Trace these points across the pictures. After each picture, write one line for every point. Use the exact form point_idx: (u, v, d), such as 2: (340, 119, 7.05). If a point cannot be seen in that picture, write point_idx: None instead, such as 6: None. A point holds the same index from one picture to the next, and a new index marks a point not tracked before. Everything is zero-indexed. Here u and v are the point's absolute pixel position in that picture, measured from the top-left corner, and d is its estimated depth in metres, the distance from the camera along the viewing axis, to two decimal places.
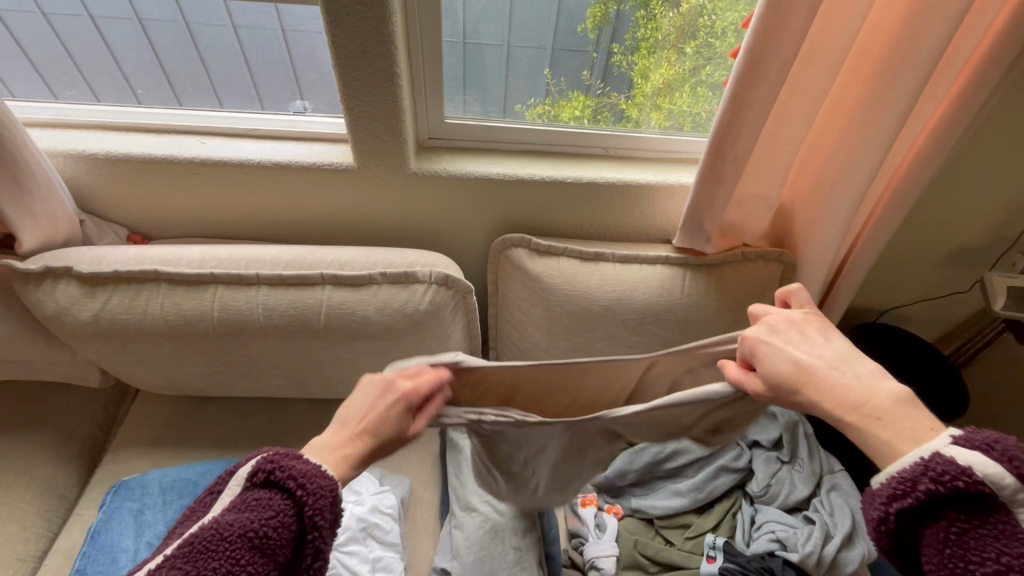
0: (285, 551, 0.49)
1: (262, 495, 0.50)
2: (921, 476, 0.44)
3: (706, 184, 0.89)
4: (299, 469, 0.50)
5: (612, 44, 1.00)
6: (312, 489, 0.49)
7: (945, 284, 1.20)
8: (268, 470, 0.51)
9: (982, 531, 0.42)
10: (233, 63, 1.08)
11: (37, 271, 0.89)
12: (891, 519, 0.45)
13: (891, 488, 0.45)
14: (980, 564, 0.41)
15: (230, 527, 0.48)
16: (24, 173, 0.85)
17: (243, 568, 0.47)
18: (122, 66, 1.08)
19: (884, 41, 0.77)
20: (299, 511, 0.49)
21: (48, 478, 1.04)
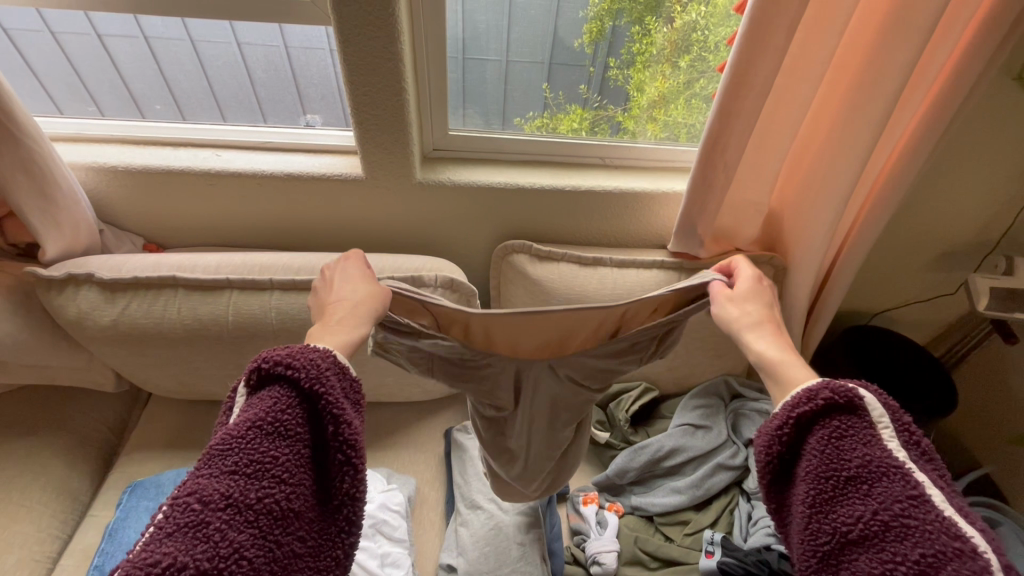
0: (305, 428, 0.45)
1: (260, 394, 0.46)
2: (822, 388, 0.46)
3: (697, 191, 0.93)
4: (284, 355, 0.47)
5: (609, 59, 1.05)
6: (303, 364, 0.46)
7: (932, 286, 1.24)
8: (255, 368, 0.47)
9: (855, 436, 0.44)
10: (239, 80, 1.13)
11: (61, 278, 0.93)
12: (787, 424, 0.47)
13: (796, 398, 0.47)
14: (852, 461, 0.43)
15: (238, 425, 0.44)
16: (50, 184, 0.89)
17: (265, 452, 0.43)
18: (130, 83, 1.13)
19: (862, 54, 0.82)
20: (302, 391, 0.45)
21: (64, 480, 1.06)
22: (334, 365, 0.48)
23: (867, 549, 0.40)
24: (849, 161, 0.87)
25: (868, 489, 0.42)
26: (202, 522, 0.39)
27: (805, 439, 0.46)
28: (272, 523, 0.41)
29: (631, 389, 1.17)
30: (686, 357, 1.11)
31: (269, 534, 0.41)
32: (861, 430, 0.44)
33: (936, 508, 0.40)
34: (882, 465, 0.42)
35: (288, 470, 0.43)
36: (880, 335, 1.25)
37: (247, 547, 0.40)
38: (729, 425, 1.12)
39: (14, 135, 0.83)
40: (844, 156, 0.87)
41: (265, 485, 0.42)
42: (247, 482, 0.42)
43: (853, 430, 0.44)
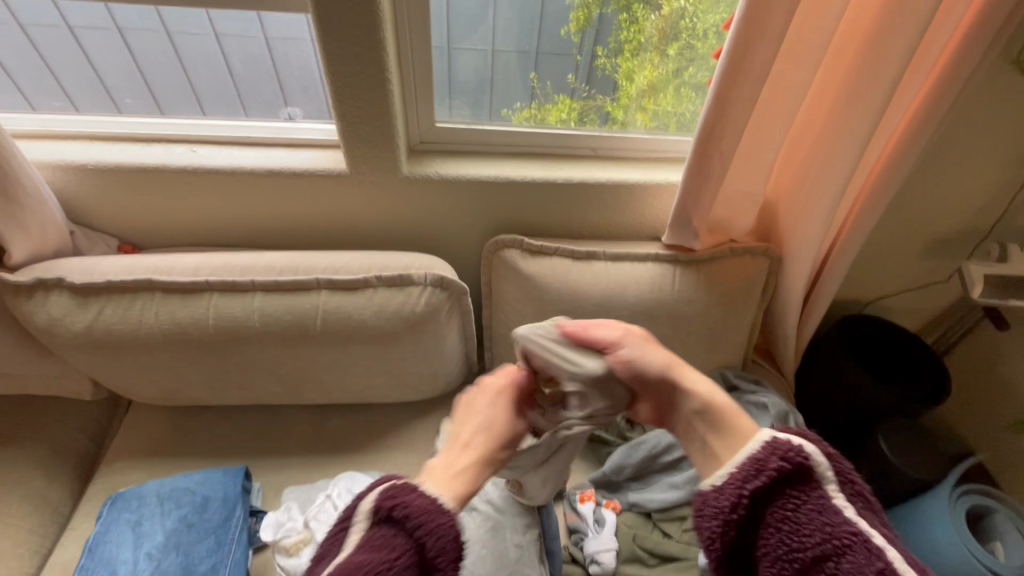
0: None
1: (381, 531, 0.52)
2: (772, 453, 0.55)
3: (693, 182, 0.91)
4: (418, 505, 0.53)
5: (596, 47, 1.02)
6: (431, 527, 0.51)
7: (925, 274, 1.24)
8: (380, 504, 0.53)
9: (807, 506, 0.53)
10: (217, 70, 1.08)
11: (27, 283, 0.89)
12: (740, 505, 0.54)
13: (747, 470, 0.55)
14: (812, 535, 0.51)
15: (360, 564, 0.49)
16: (13, 185, 0.84)
17: None
18: (103, 75, 1.07)
19: (860, 41, 0.80)
20: (422, 552, 0.50)
21: (41, 493, 1.02)
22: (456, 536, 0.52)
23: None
24: (847, 150, 0.85)
25: (835, 563, 0.50)
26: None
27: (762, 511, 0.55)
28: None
29: None
30: (681, 351, 1.10)
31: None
32: (813, 499, 0.53)
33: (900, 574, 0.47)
34: (840, 535, 0.51)
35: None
36: (875, 323, 1.24)
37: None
38: None
39: None
40: (841, 144, 0.86)
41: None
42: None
43: (806, 498, 0.53)
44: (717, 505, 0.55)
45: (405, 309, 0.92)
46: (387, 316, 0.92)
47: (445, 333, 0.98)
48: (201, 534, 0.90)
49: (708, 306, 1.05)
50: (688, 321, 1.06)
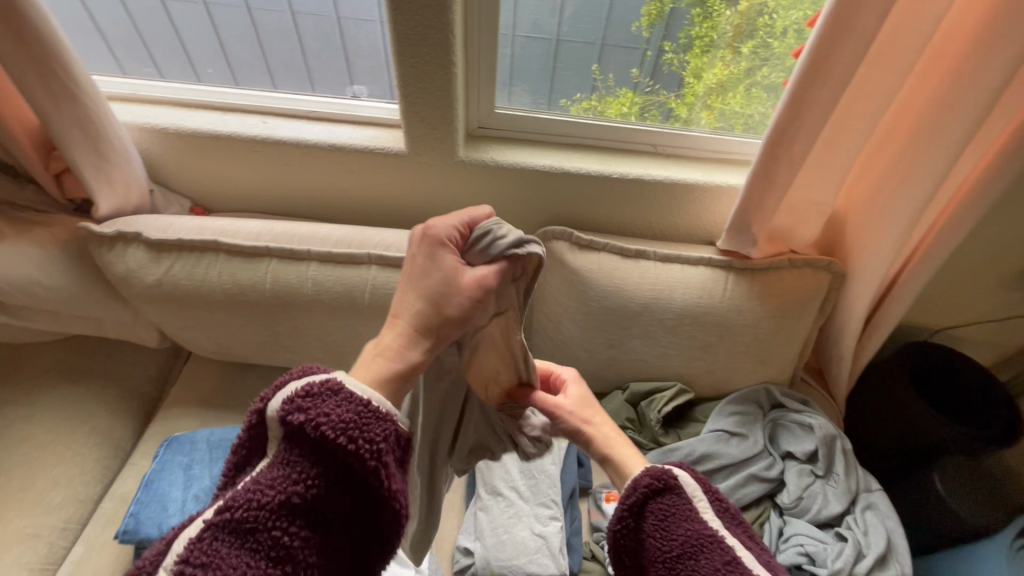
0: (339, 504, 0.42)
1: (294, 452, 0.42)
2: (643, 475, 0.54)
3: (757, 186, 0.87)
4: (337, 415, 0.42)
5: (665, 42, 0.99)
6: (362, 442, 0.42)
7: (1005, 305, 1.14)
8: (295, 423, 0.42)
9: (675, 513, 0.52)
10: (290, 48, 1.12)
11: (111, 235, 0.96)
12: (621, 521, 0.54)
13: (626, 492, 0.55)
14: (675, 541, 0.50)
15: (267, 490, 0.41)
16: (103, 142, 0.91)
17: (291, 534, 0.40)
18: (188, 47, 1.13)
19: (962, 44, 0.73)
20: (346, 469, 0.43)
21: (107, 428, 1.11)
22: (390, 445, 0.44)
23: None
24: (935, 162, 0.79)
25: (694, 564, 0.48)
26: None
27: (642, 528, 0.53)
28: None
29: (665, 389, 1.09)
30: (725, 361, 1.06)
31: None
32: (680, 507, 0.52)
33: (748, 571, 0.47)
34: (698, 539, 0.49)
35: (312, 546, 0.41)
36: (944, 355, 1.15)
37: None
38: (767, 435, 1.05)
39: (71, 90, 0.85)
40: (928, 155, 0.80)
41: (285, 559, 0.40)
42: (268, 551, 0.40)
43: (672, 509, 0.52)
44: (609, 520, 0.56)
45: None
46: None
47: None
48: None
49: (759, 317, 1.01)
50: (736, 331, 1.02)
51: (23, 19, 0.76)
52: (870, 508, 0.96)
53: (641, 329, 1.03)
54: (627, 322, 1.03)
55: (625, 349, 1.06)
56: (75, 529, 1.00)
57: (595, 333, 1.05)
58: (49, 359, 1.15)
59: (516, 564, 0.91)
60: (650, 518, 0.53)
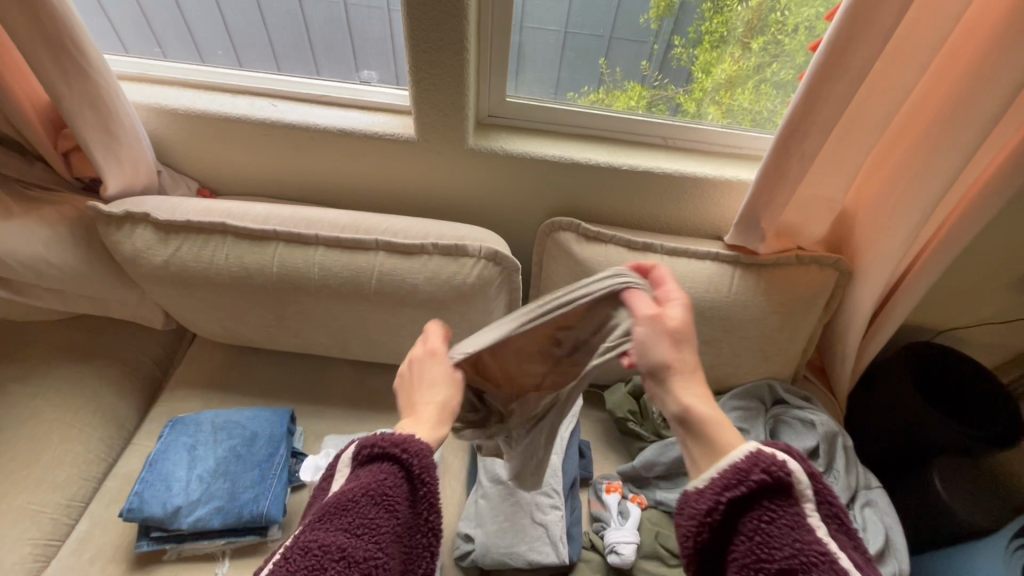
0: (402, 505, 0.53)
1: (370, 466, 0.55)
2: (754, 467, 0.49)
3: (767, 181, 0.86)
4: (398, 436, 0.56)
5: (674, 36, 0.99)
6: (413, 450, 0.55)
7: (1011, 308, 1.14)
8: (371, 444, 0.56)
9: (784, 519, 0.47)
10: (297, 32, 1.10)
11: (120, 215, 0.96)
12: (716, 510, 0.49)
13: (725, 479, 0.50)
14: (780, 550, 0.46)
15: (351, 492, 0.52)
16: (113, 121, 0.91)
17: (371, 519, 0.51)
18: (193, 28, 1.12)
19: (978, 43, 0.73)
20: (406, 472, 0.54)
21: (112, 408, 1.12)
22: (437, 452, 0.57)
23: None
24: (947, 161, 0.78)
25: None
26: (320, 567, 0.47)
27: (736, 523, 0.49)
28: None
29: None
30: (729, 356, 1.06)
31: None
32: (790, 514, 0.47)
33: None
34: (809, 554, 0.45)
35: (387, 538, 0.51)
36: (947, 355, 1.15)
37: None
38: (768, 430, 1.05)
39: (83, 67, 0.84)
40: (941, 152, 0.79)
41: (369, 547, 0.50)
42: (357, 540, 0.50)
43: (782, 514, 0.47)
44: (695, 504, 0.51)
45: (456, 279, 0.94)
46: (438, 283, 0.94)
47: (493, 307, 0.99)
48: (248, 465, 0.97)
49: (765, 313, 1.01)
50: (742, 326, 1.02)
51: None
52: (869, 504, 0.97)
53: None
54: None
55: None
56: (79, 506, 1.01)
57: None
58: (55, 337, 1.15)
59: (517, 551, 0.92)
60: (753, 513, 0.48)
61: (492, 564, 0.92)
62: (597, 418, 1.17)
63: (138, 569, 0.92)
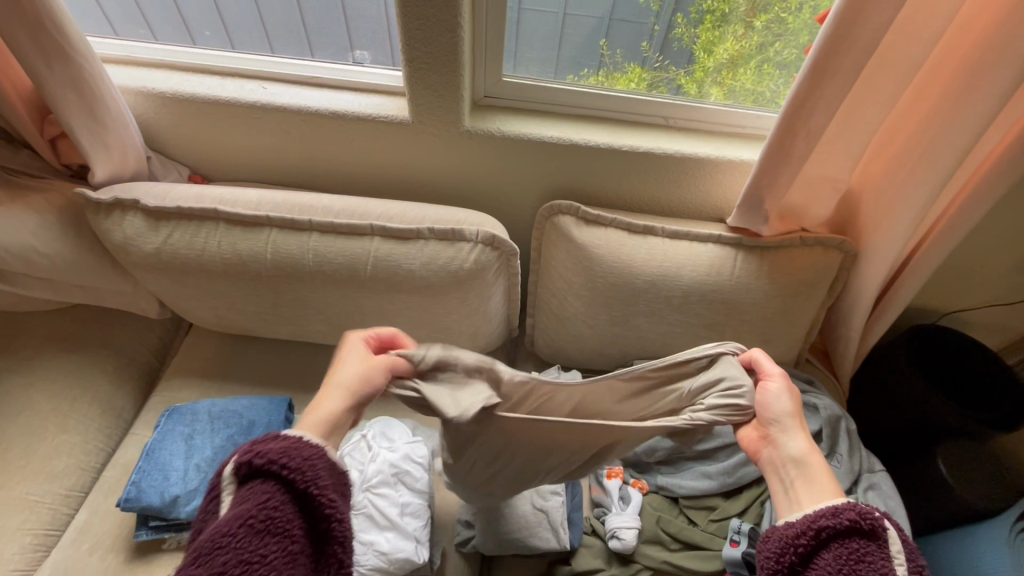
0: (293, 523, 0.49)
1: (249, 488, 0.49)
2: (849, 509, 0.50)
3: (771, 160, 0.84)
4: (275, 450, 0.50)
5: (675, 15, 0.96)
6: (296, 464, 0.50)
7: (1020, 289, 1.12)
8: (247, 463, 0.50)
9: (871, 562, 0.47)
10: (289, 12, 1.07)
11: (109, 202, 0.94)
12: (806, 534, 0.50)
13: (820, 513, 0.51)
14: None
15: (224, 524, 0.46)
16: (99, 105, 0.88)
17: (255, 551, 0.45)
18: (182, 8, 1.08)
19: (992, 12, 0.70)
20: (291, 490, 0.50)
21: (109, 398, 1.11)
22: (326, 461, 0.53)
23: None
24: (957, 136, 0.76)
25: None
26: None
27: (818, 556, 0.50)
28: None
29: None
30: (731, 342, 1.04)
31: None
32: (878, 558, 0.47)
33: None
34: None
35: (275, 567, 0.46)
36: (953, 337, 1.14)
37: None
38: None
39: (64, 48, 0.81)
40: (950, 129, 0.77)
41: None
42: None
43: (871, 559, 0.48)
44: (781, 531, 0.52)
45: (453, 265, 0.92)
46: (435, 268, 0.92)
47: (491, 292, 0.98)
48: None
49: (767, 297, 0.99)
50: (744, 310, 1.01)
51: None
52: (872, 488, 0.96)
53: (647, 307, 1.01)
54: (633, 299, 1.01)
55: (630, 327, 1.04)
56: (78, 496, 1.01)
57: (600, 309, 1.04)
58: (49, 327, 1.14)
59: (517, 537, 0.91)
60: (841, 547, 0.49)
61: (492, 550, 0.92)
62: None
63: (139, 558, 0.92)
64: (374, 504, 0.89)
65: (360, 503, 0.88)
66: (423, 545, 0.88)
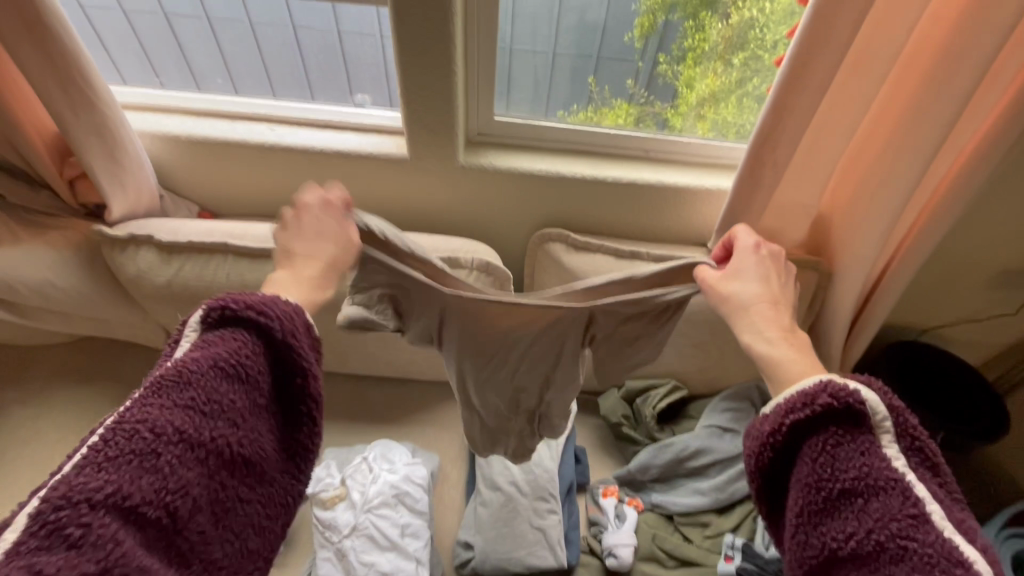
0: (264, 377, 0.48)
1: (222, 333, 0.48)
2: (822, 391, 0.46)
3: (744, 187, 0.90)
4: (253, 299, 0.49)
5: (659, 54, 1.05)
6: (271, 314, 0.49)
7: (990, 304, 1.18)
8: (220, 308, 0.49)
9: (851, 445, 0.45)
10: (291, 60, 1.16)
11: (123, 237, 0.99)
12: (782, 431, 0.47)
13: (793, 403, 0.47)
14: (845, 472, 0.44)
15: (194, 361, 0.46)
16: (119, 148, 0.95)
17: (223, 394, 0.46)
18: (191, 59, 1.17)
19: (931, 55, 0.78)
20: (263, 343, 0.49)
21: None
22: (303, 323, 0.51)
23: (858, 565, 0.43)
24: (911, 164, 0.83)
25: (862, 502, 0.43)
26: (152, 453, 0.42)
27: (800, 443, 0.47)
28: (219, 465, 0.45)
29: (659, 386, 1.12)
30: (718, 361, 1.08)
31: (214, 473, 0.45)
32: (859, 439, 0.45)
33: (934, 527, 0.41)
34: (878, 477, 0.43)
35: (242, 416, 0.47)
36: (931, 352, 1.19)
37: (193, 483, 0.43)
38: None
39: (90, 98, 0.88)
40: (903, 157, 0.84)
41: (217, 427, 0.45)
42: (202, 419, 0.44)
43: (850, 439, 0.45)
44: (761, 430, 0.49)
45: None
46: None
47: None
48: None
49: None
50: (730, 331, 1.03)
51: (48, 30, 0.80)
52: None
53: None
54: None
55: None
56: None
57: None
58: (58, 359, 1.18)
59: (516, 556, 0.94)
60: (820, 440, 0.46)
61: (491, 569, 0.94)
62: (590, 423, 1.16)
63: None
64: (376, 524, 0.92)
65: (362, 523, 0.91)
66: (424, 566, 0.90)
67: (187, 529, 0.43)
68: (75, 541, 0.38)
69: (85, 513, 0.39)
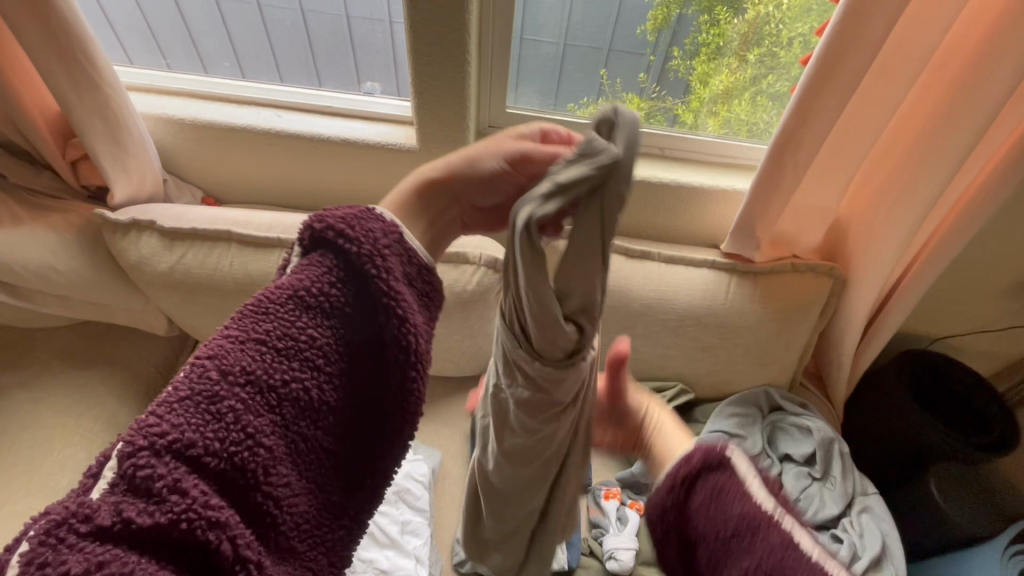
0: (349, 314, 0.39)
1: (311, 255, 0.40)
2: (699, 450, 0.51)
3: (762, 189, 0.88)
4: (341, 214, 0.40)
5: (672, 48, 1.02)
6: (362, 230, 0.39)
7: (1006, 315, 1.16)
8: (309, 224, 0.40)
9: (732, 493, 0.48)
10: (299, 45, 1.13)
11: (125, 223, 0.98)
12: (672, 510, 0.50)
13: (676, 475, 0.51)
14: (730, 517, 0.47)
15: (279, 288, 0.39)
16: (122, 130, 0.93)
17: (300, 329, 0.38)
18: (198, 41, 1.14)
19: (963, 58, 0.75)
20: (348, 268, 0.39)
21: (114, 414, 1.12)
22: (398, 245, 0.40)
23: None
24: (937, 171, 0.80)
25: (746, 540, 0.46)
26: (215, 395, 0.35)
27: (689, 504, 0.50)
28: (296, 414, 0.37)
29: (666, 388, 1.09)
30: (726, 364, 1.06)
31: (291, 425, 0.37)
32: (735, 486, 0.49)
33: (802, 551, 0.46)
34: (756, 515, 0.47)
35: (323, 359, 0.38)
36: (941, 363, 1.16)
37: (263, 435, 0.36)
38: (765, 438, 1.04)
39: (91, 77, 0.86)
40: (929, 164, 0.81)
41: (293, 369, 0.37)
42: (274, 360, 0.37)
43: (729, 485, 0.49)
44: (657, 503, 0.51)
45: (457, 286, 0.95)
46: None
47: (492, 315, 1.01)
48: None
49: (762, 320, 1.02)
50: (737, 334, 1.03)
51: (53, 9, 0.78)
52: (866, 511, 0.95)
53: (644, 330, 1.04)
54: (630, 321, 1.03)
55: (628, 349, 1.06)
56: None
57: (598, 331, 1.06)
58: (58, 343, 1.16)
59: None
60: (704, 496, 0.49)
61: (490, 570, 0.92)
62: None
63: None
64: (376, 521, 0.91)
65: None
66: (423, 564, 0.89)
67: (263, 488, 0.36)
68: (148, 490, 0.34)
69: (148, 459, 0.34)
